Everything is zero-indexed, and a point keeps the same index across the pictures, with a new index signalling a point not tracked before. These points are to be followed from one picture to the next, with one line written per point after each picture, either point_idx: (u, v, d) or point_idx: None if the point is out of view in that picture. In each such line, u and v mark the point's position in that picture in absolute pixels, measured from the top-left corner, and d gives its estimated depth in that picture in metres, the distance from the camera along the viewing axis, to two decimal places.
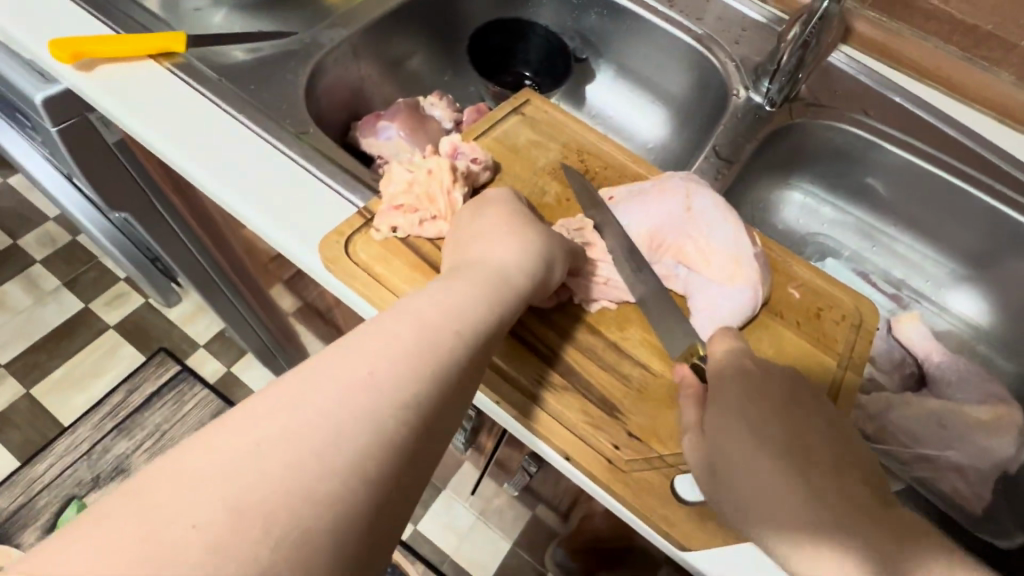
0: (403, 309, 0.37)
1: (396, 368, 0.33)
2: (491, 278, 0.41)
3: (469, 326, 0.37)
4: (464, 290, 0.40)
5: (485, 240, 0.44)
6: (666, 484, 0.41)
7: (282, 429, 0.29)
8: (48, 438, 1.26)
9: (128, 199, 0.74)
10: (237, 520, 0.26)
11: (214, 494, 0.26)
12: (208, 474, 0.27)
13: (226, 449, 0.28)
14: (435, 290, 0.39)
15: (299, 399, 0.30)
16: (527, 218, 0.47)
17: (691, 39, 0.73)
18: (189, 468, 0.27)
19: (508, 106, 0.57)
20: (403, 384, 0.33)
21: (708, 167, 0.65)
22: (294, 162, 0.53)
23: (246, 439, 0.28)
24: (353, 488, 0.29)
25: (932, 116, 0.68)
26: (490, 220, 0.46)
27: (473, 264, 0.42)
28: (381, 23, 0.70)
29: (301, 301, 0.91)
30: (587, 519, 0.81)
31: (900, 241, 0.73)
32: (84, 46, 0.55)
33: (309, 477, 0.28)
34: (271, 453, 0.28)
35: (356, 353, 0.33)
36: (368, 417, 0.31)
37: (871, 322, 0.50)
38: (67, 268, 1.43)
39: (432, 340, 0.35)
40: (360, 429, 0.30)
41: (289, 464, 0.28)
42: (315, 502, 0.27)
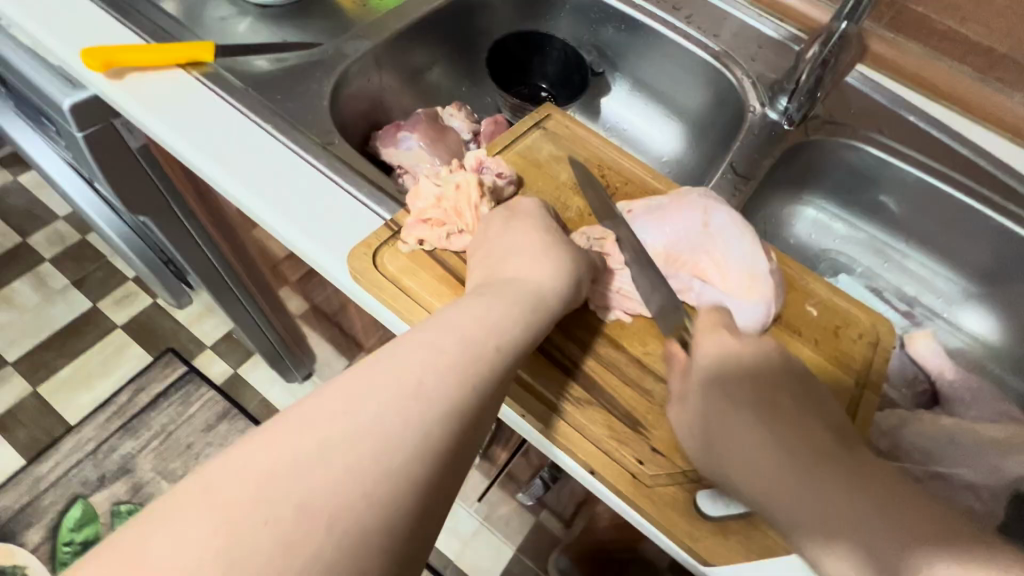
0: (438, 322, 0.38)
1: (433, 381, 0.34)
2: (522, 291, 0.42)
3: (501, 339, 0.38)
4: (501, 302, 0.41)
5: (513, 254, 0.45)
6: (688, 499, 0.41)
7: (327, 439, 0.30)
8: (54, 436, 1.27)
9: (148, 203, 0.75)
10: (303, 518, 0.28)
11: (265, 502, 0.28)
12: (273, 474, 0.29)
13: (288, 451, 0.29)
14: (468, 303, 0.40)
15: (341, 409, 0.31)
16: (554, 232, 0.47)
17: (708, 55, 0.74)
18: (239, 476, 0.28)
19: (530, 120, 0.58)
20: (441, 396, 0.34)
21: (724, 183, 0.66)
22: (320, 172, 0.53)
23: (293, 448, 0.30)
24: (394, 498, 0.30)
25: (947, 136, 0.68)
26: (520, 233, 0.46)
27: (507, 280, 0.43)
28: (403, 35, 0.71)
29: (313, 305, 0.92)
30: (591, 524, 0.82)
31: (912, 258, 0.74)
32: (114, 55, 0.56)
33: (353, 487, 0.29)
34: (317, 463, 0.29)
35: (395, 365, 0.34)
36: (409, 429, 0.32)
37: (888, 341, 0.51)
38: (76, 267, 1.43)
39: (467, 353, 0.36)
40: (401, 440, 0.31)
41: (334, 473, 0.29)
42: (372, 504, 0.29)
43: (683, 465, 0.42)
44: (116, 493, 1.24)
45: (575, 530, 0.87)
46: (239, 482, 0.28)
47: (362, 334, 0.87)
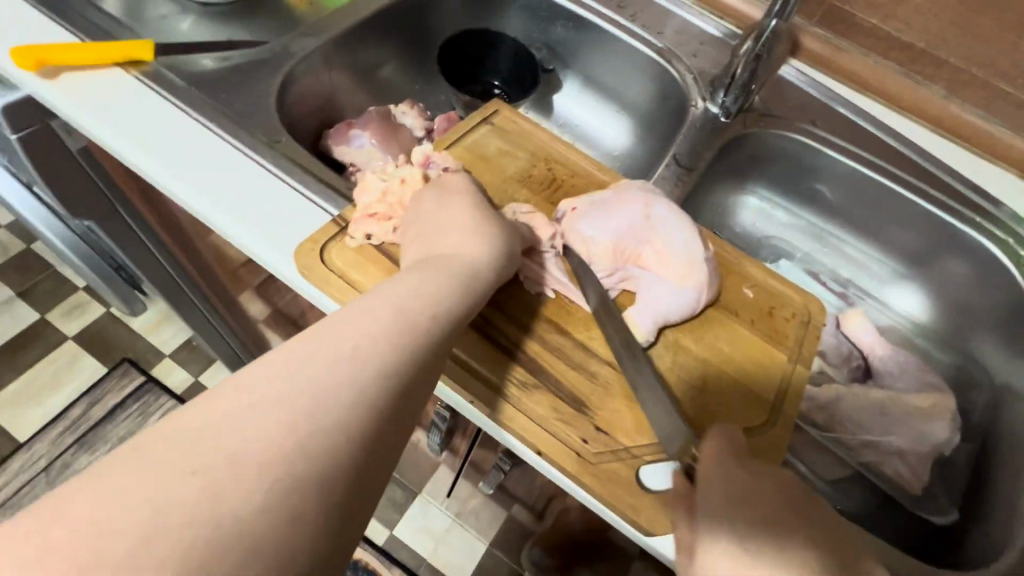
0: (371, 299, 0.39)
1: (365, 351, 0.35)
2: (452, 268, 0.44)
3: (433, 313, 0.40)
4: (439, 278, 0.42)
5: (450, 231, 0.47)
6: (631, 475, 0.43)
7: (259, 410, 0.31)
8: (2, 454, 1.21)
9: (90, 207, 0.73)
10: (237, 467, 0.29)
11: (200, 470, 0.29)
12: (211, 429, 0.30)
13: (227, 409, 0.31)
14: (401, 281, 0.41)
15: (274, 382, 0.33)
16: (486, 209, 0.49)
17: (653, 51, 0.77)
18: (174, 448, 0.29)
19: (477, 117, 0.59)
20: (372, 365, 0.35)
21: (668, 174, 0.68)
22: (266, 170, 0.53)
23: (226, 420, 0.31)
24: (328, 461, 0.31)
25: (873, 127, 0.73)
26: (452, 214, 0.48)
27: (446, 255, 0.45)
28: (352, 33, 0.71)
29: (270, 309, 0.90)
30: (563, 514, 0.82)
31: (847, 243, 0.78)
32: (48, 54, 0.55)
33: (287, 452, 0.30)
34: (250, 432, 0.30)
35: (327, 340, 0.35)
36: (340, 394, 0.33)
37: (819, 320, 0.54)
38: (21, 277, 1.37)
39: (399, 325, 0.38)
40: (333, 406, 0.32)
41: (267, 441, 0.30)
42: (307, 456, 0.31)
43: (621, 438, 0.44)
44: None
45: (547, 520, 0.89)
46: (173, 453, 0.29)
47: None
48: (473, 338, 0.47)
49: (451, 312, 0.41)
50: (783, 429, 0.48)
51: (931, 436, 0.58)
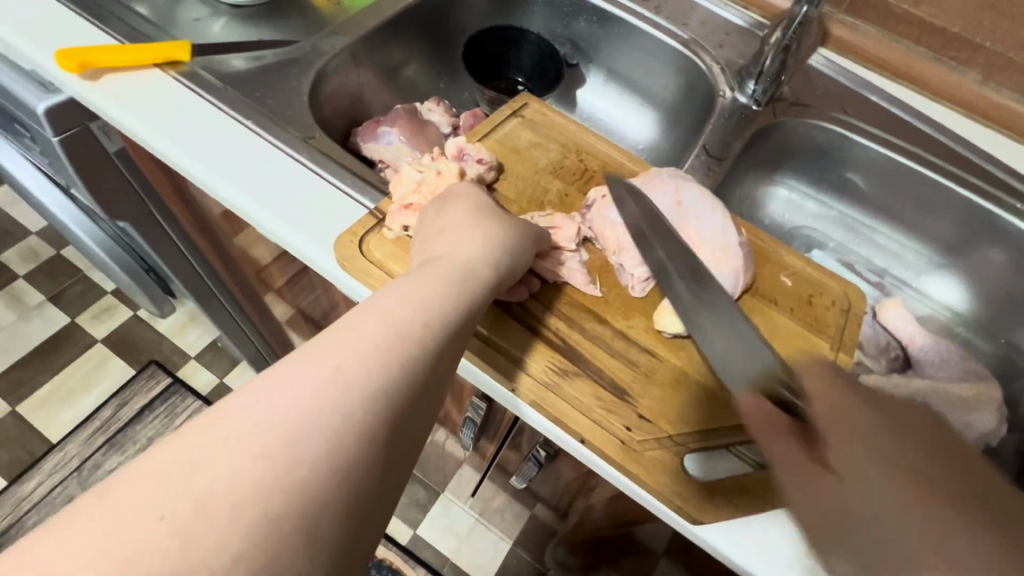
0: (392, 289, 0.38)
1: (389, 339, 0.34)
2: (479, 258, 0.42)
3: (455, 303, 0.39)
4: (444, 281, 0.40)
5: (449, 232, 0.44)
6: (676, 463, 0.43)
7: (283, 403, 0.30)
8: (36, 455, 1.24)
9: (125, 207, 0.75)
10: (255, 479, 0.27)
11: (226, 467, 0.27)
12: (224, 440, 0.28)
13: (241, 416, 0.29)
14: (426, 271, 0.40)
15: (298, 373, 0.31)
16: (492, 211, 0.47)
17: (678, 43, 0.76)
18: (199, 446, 0.28)
19: (507, 109, 0.60)
20: (396, 353, 0.34)
21: (698, 165, 0.68)
22: (301, 165, 0.54)
23: (251, 414, 0.29)
24: (355, 451, 0.30)
25: (906, 113, 0.72)
26: (462, 215, 0.46)
27: (440, 258, 0.42)
28: (379, 31, 0.72)
29: (296, 308, 0.91)
30: (586, 513, 0.79)
31: (880, 232, 0.77)
32: (90, 57, 0.56)
33: (314, 445, 0.29)
34: (274, 425, 0.29)
35: (352, 329, 0.34)
36: (366, 383, 0.32)
37: (859, 307, 0.53)
38: (52, 282, 1.41)
39: (421, 313, 0.36)
40: (358, 396, 0.31)
41: (293, 431, 0.29)
42: (327, 463, 0.29)
43: (664, 428, 0.44)
44: None
45: (571, 519, 0.85)
46: (198, 450, 0.28)
47: None
48: (512, 328, 0.47)
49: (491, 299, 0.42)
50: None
51: (977, 425, 0.56)
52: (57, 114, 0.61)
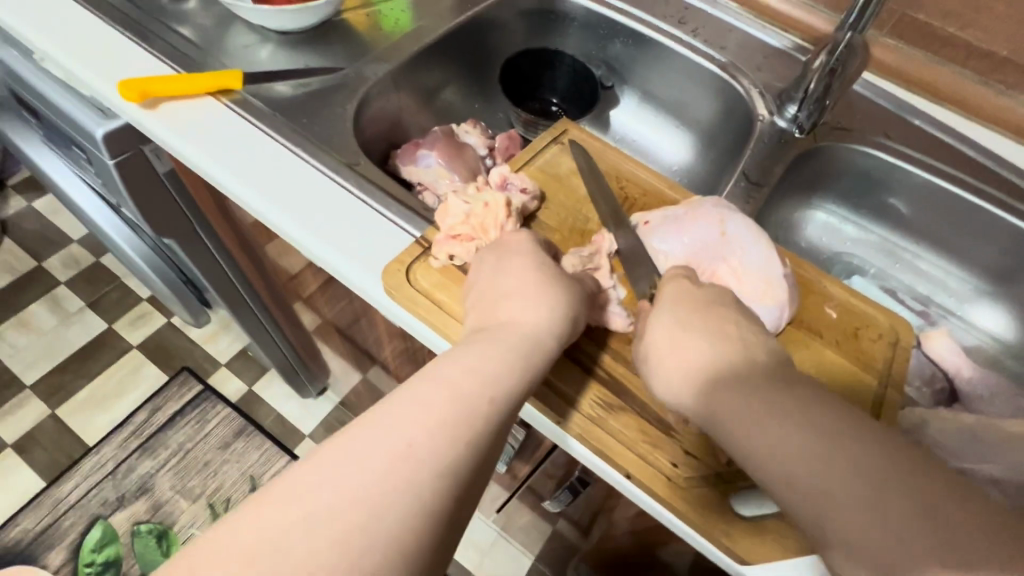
0: (457, 353, 0.40)
1: (457, 410, 0.36)
2: (536, 310, 0.43)
3: (517, 365, 0.40)
4: (504, 347, 0.40)
5: (510, 294, 0.44)
6: (725, 504, 0.43)
7: (361, 473, 0.32)
8: (73, 457, 1.27)
9: (171, 224, 0.77)
10: (332, 558, 0.30)
11: (308, 541, 0.30)
12: (305, 518, 0.31)
13: (321, 495, 0.32)
14: (488, 330, 0.42)
15: (375, 443, 0.34)
16: (546, 262, 0.47)
17: (716, 66, 0.76)
18: (286, 514, 0.31)
19: (549, 136, 0.60)
20: (461, 427, 0.35)
21: (737, 191, 0.68)
22: (348, 192, 0.55)
23: (331, 484, 0.32)
24: (421, 526, 0.32)
25: (950, 139, 0.71)
26: (517, 258, 0.47)
27: (502, 324, 0.43)
28: (419, 56, 0.73)
29: (328, 323, 0.93)
30: (609, 535, 0.78)
31: (922, 259, 0.75)
32: (150, 86, 0.58)
33: (386, 519, 0.31)
34: (352, 497, 0.32)
35: (418, 403, 0.36)
36: (433, 458, 0.34)
37: (907, 341, 0.52)
38: (91, 289, 1.46)
39: (486, 380, 0.38)
40: (427, 470, 0.33)
41: (368, 505, 0.31)
42: (397, 541, 0.31)
43: (711, 466, 0.44)
44: (135, 513, 1.23)
45: (594, 536, 0.83)
46: (282, 529, 0.30)
47: (378, 349, 0.88)
48: (560, 361, 0.47)
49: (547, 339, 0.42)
50: (887, 422, 0.48)
51: None
52: (114, 139, 0.64)
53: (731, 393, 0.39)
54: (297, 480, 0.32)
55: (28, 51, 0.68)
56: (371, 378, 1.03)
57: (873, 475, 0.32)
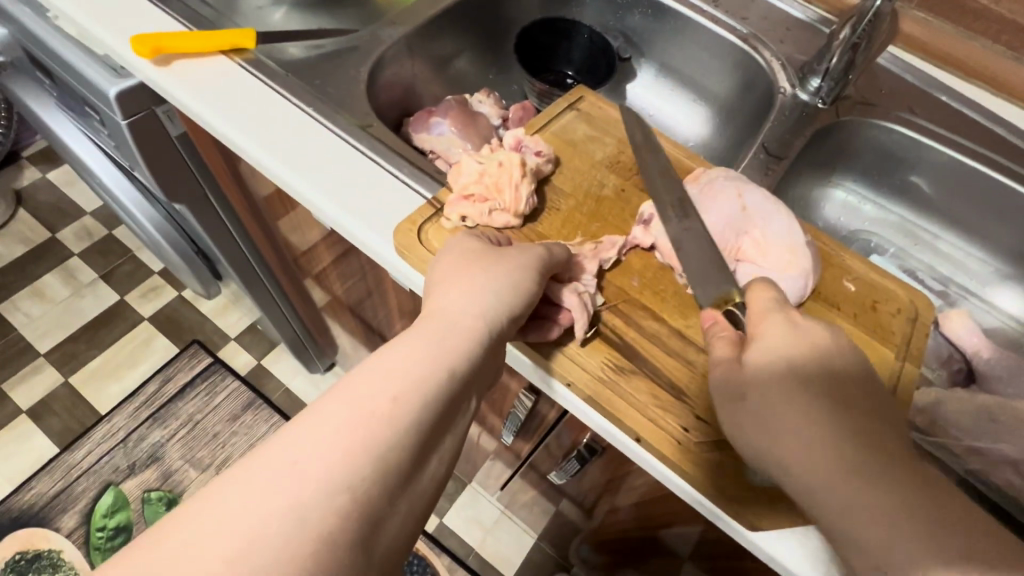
0: (396, 342, 0.37)
1: (386, 403, 0.33)
2: (483, 295, 0.41)
3: (457, 354, 0.37)
4: (442, 331, 0.38)
5: (443, 285, 0.42)
6: (736, 468, 0.43)
7: (299, 450, 0.30)
8: (85, 425, 1.29)
9: (183, 189, 0.77)
10: (264, 536, 0.28)
11: (243, 516, 0.28)
12: (241, 496, 0.29)
13: (258, 473, 0.30)
14: (432, 316, 0.40)
15: (309, 426, 0.31)
16: (483, 248, 0.45)
17: (737, 38, 0.74)
18: (198, 521, 0.28)
19: (564, 102, 0.59)
20: (390, 421, 0.32)
21: (757, 163, 0.66)
22: (360, 153, 0.55)
23: (250, 485, 0.29)
24: (357, 505, 0.30)
25: (978, 115, 0.69)
26: (456, 249, 0.45)
27: (433, 313, 0.40)
28: (433, 22, 0.72)
29: (335, 296, 0.93)
30: (610, 513, 0.78)
31: (944, 240, 0.73)
32: (163, 42, 0.58)
33: (307, 525, 0.29)
34: (264, 506, 0.29)
35: (364, 379, 0.34)
36: (362, 454, 0.31)
37: (926, 316, 0.51)
38: (104, 261, 1.47)
39: (421, 367, 0.35)
40: (351, 471, 0.30)
41: (283, 514, 0.28)
42: (332, 514, 0.29)
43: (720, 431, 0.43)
44: (146, 481, 1.24)
45: (596, 514, 0.83)
46: (215, 506, 0.28)
47: (382, 322, 0.87)
48: (540, 320, 0.45)
49: (502, 315, 0.41)
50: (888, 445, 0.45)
51: None
52: (127, 98, 0.63)
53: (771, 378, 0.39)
54: (213, 488, 0.29)
55: (43, 10, 0.68)
56: None
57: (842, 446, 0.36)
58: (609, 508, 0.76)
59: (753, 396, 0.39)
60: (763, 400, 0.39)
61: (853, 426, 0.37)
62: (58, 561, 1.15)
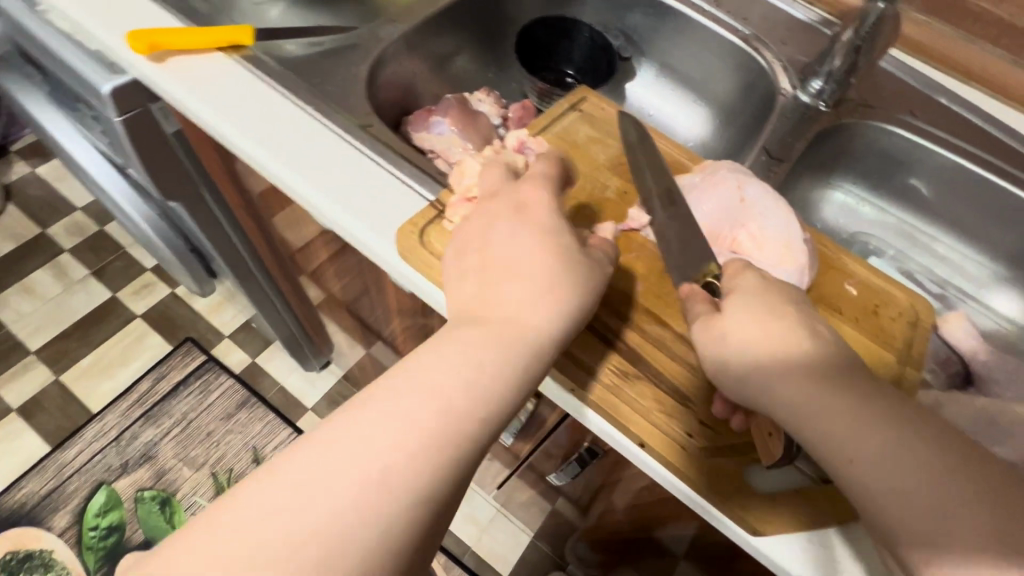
0: (455, 348, 0.37)
1: (443, 414, 0.34)
2: (520, 307, 0.39)
3: (495, 373, 0.36)
4: (512, 347, 0.38)
5: (525, 284, 0.40)
6: (739, 473, 0.43)
7: (361, 454, 0.31)
8: (77, 423, 1.28)
9: (178, 188, 0.76)
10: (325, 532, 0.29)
11: (308, 510, 0.30)
12: (307, 492, 0.30)
13: (323, 469, 0.31)
14: (504, 325, 0.39)
15: (371, 431, 0.32)
16: (571, 251, 0.42)
17: (739, 39, 0.74)
18: (268, 507, 0.30)
19: (567, 102, 0.59)
20: (429, 450, 0.33)
21: (758, 165, 0.66)
22: (361, 153, 0.54)
23: (314, 481, 0.31)
24: (409, 515, 0.31)
25: (978, 119, 0.69)
26: (540, 240, 0.42)
27: (505, 319, 0.39)
28: (433, 20, 0.71)
29: (334, 292, 0.92)
30: (608, 514, 0.78)
31: (942, 243, 0.74)
32: (158, 38, 0.57)
33: (363, 527, 0.30)
34: (324, 500, 0.30)
35: (424, 389, 0.34)
36: (418, 467, 0.32)
37: (927, 319, 0.51)
38: (95, 258, 1.45)
39: (461, 387, 0.35)
40: (406, 482, 0.32)
41: (342, 515, 0.30)
42: (386, 520, 0.31)
43: (724, 436, 0.44)
44: (139, 480, 1.23)
45: (594, 513, 0.83)
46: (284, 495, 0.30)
47: (381, 319, 0.87)
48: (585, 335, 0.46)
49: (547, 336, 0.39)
50: None
51: None
52: (122, 94, 0.62)
53: (784, 366, 0.39)
54: (282, 476, 0.31)
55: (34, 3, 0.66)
56: (375, 354, 1.03)
57: (860, 422, 0.36)
58: (607, 509, 0.76)
59: (768, 380, 0.39)
60: (775, 386, 0.38)
61: (872, 405, 0.36)
62: (50, 561, 1.14)
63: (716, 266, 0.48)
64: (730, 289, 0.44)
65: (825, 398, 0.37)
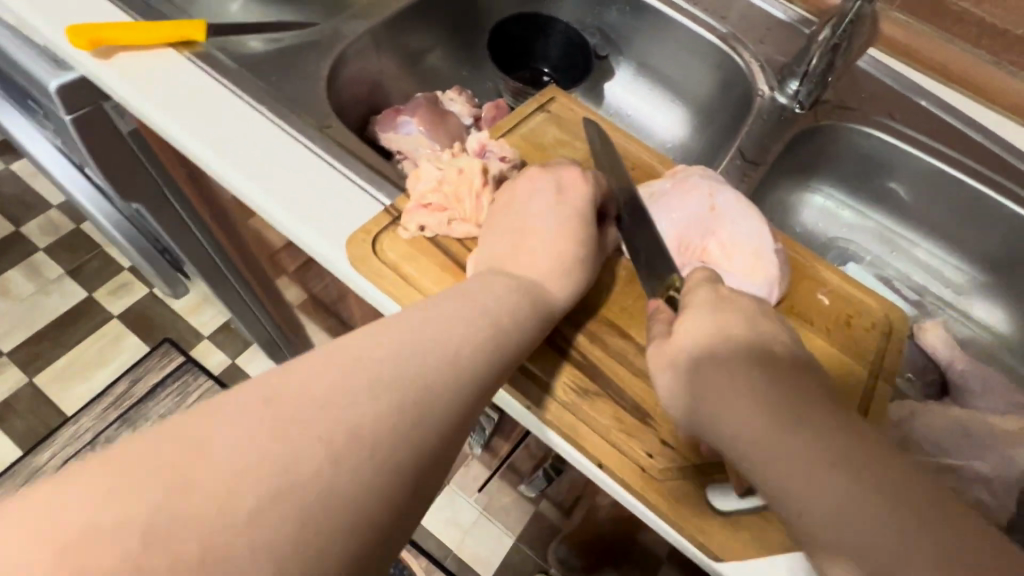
0: (438, 324, 0.37)
1: (412, 384, 0.32)
2: (472, 331, 0.37)
3: (441, 408, 0.33)
4: (498, 332, 0.39)
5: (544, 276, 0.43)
6: (702, 495, 0.41)
7: (325, 402, 0.30)
8: (50, 426, 1.25)
9: (138, 188, 0.73)
10: (265, 474, 0.26)
11: (254, 447, 0.27)
12: (257, 428, 0.28)
13: (282, 408, 0.29)
14: (501, 311, 0.40)
15: (341, 383, 0.31)
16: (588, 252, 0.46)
17: (716, 38, 0.72)
18: (215, 433, 0.27)
19: (535, 103, 0.56)
20: (395, 413, 0.31)
21: (732, 171, 0.64)
22: (315, 155, 0.52)
23: (270, 418, 0.28)
24: (358, 481, 0.28)
25: (957, 122, 0.67)
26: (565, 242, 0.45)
27: (514, 303, 0.41)
28: (401, 16, 0.69)
29: (308, 294, 0.89)
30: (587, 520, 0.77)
31: (921, 247, 0.72)
32: (104, 33, 0.54)
33: (305, 479, 0.27)
34: (274, 439, 0.28)
35: (402, 358, 0.33)
36: (380, 430, 0.30)
37: (900, 331, 0.50)
38: (70, 257, 1.42)
39: (401, 424, 0.31)
40: (363, 441, 0.29)
41: (291, 460, 0.27)
42: (332, 481, 0.27)
43: (688, 456, 0.42)
44: None
45: (575, 518, 0.81)
46: (234, 425, 0.28)
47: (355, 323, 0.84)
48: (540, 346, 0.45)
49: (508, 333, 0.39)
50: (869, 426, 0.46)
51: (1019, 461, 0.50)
52: (71, 91, 0.59)
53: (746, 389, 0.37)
54: (238, 405, 0.29)
55: None
56: None
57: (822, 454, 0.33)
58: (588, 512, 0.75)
59: (727, 405, 0.37)
60: (736, 410, 0.36)
61: (838, 436, 0.34)
62: None
63: (679, 278, 0.46)
64: (695, 301, 0.42)
65: (788, 427, 0.34)
